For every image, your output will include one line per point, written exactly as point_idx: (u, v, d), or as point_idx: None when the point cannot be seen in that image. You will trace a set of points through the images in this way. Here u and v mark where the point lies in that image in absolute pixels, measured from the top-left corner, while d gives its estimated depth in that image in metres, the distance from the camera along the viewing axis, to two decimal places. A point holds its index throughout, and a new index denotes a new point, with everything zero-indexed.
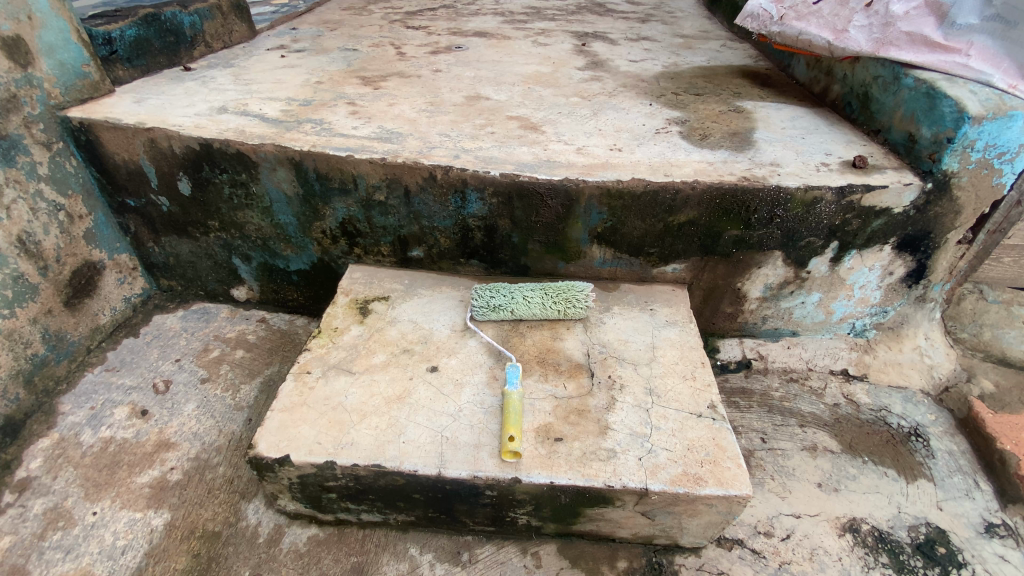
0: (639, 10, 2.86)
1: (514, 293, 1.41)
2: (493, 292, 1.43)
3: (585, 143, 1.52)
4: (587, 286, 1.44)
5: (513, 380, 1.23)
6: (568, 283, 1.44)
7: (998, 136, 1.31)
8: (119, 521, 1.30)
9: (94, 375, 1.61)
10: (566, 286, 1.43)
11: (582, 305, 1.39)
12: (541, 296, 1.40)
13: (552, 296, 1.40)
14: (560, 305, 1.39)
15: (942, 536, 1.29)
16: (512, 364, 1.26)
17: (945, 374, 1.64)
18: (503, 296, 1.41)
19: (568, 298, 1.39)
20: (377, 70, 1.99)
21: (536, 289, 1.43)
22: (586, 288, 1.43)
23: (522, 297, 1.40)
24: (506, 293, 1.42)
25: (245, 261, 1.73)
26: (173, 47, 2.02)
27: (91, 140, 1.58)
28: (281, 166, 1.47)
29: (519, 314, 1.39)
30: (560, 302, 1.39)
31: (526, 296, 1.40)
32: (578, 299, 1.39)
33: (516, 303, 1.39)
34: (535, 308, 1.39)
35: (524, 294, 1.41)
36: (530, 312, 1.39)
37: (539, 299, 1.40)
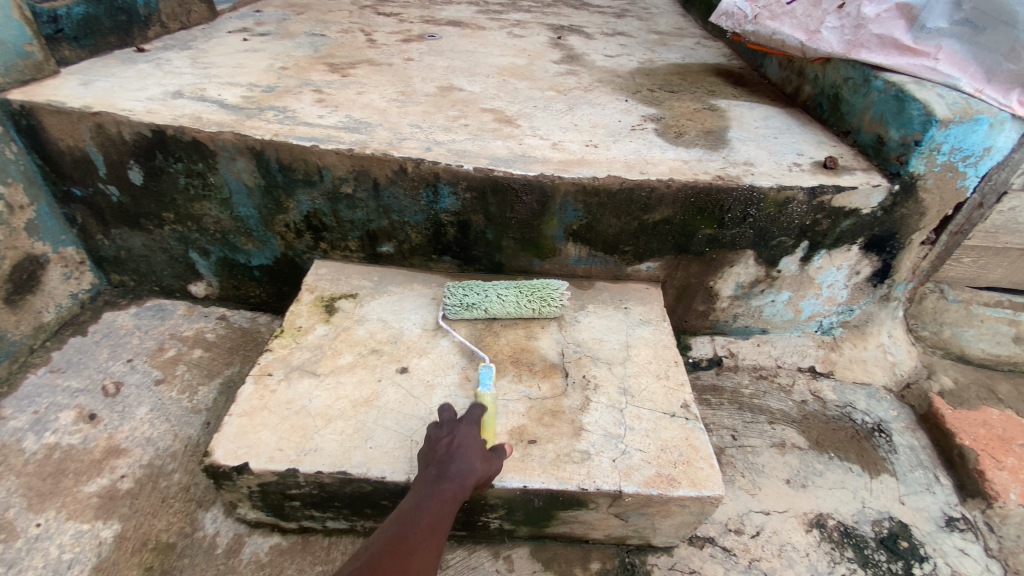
0: (614, 5, 2.85)
1: (488, 292, 1.38)
2: (464, 288, 1.39)
3: (560, 138, 1.49)
4: (562, 284, 1.42)
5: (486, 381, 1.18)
6: (543, 282, 1.42)
7: (963, 139, 1.34)
8: (65, 533, 1.21)
9: (37, 377, 1.50)
10: (541, 284, 1.40)
11: (558, 304, 1.37)
12: (515, 295, 1.37)
13: (527, 295, 1.37)
14: (536, 302, 1.36)
15: (904, 530, 1.33)
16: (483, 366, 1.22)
17: (907, 371, 1.69)
18: (478, 295, 1.37)
19: (543, 297, 1.37)
20: (345, 57, 1.90)
21: (511, 287, 1.39)
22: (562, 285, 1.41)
23: (496, 295, 1.36)
24: (479, 292, 1.38)
25: (203, 255, 1.64)
26: (125, 27, 1.90)
27: (32, 125, 1.46)
28: (240, 156, 1.39)
29: (492, 313, 1.36)
30: (534, 298, 1.37)
31: (500, 295, 1.36)
32: (553, 297, 1.37)
33: (491, 301, 1.35)
34: (509, 307, 1.35)
35: (498, 292, 1.38)
36: (505, 311, 1.36)
37: (512, 296, 1.37)
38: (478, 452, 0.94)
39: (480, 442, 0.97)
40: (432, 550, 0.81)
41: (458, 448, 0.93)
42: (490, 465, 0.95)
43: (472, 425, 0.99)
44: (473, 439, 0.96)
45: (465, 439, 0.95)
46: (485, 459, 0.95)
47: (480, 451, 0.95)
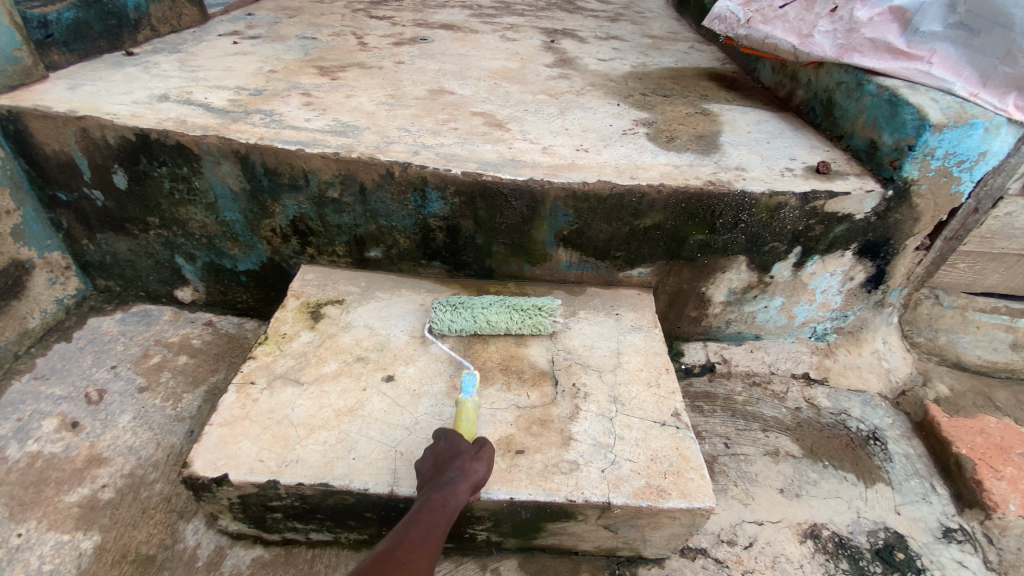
0: (608, 9, 2.84)
1: (479, 314, 1.32)
2: (455, 309, 1.34)
3: (551, 142, 1.48)
4: (556, 305, 1.37)
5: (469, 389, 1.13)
6: (536, 302, 1.36)
7: (957, 144, 1.33)
8: (44, 544, 1.19)
9: (21, 384, 1.48)
10: (534, 305, 1.35)
11: (549, 331, 1.34)
12: (507, 319, 1.32)
13: (519, 320, 1.33)
14: (528, 329, 1.33)
15: (900, 541, 1.30)
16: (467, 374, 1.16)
17: (902, 377, 1.67)
18: (469, 319, 1.32)
19: (535, 323, 1.33)
20: (335, 61, 1.89)
21: (502, 309, 1.34)
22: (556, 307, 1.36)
23: (486, 320, 1.32)
24: (470, 315, 1.32)
25: (189, 260, 1.62)
26: (115, 30, 1.88)
27: (16, 129, 1.44)
28: (225, 160, 1.37)
29: (482, 334, 1.33)
30: (526, 324, 1.33)
31: (492, 320, 1.32)
32: (545, 323, 1.34)
33: (480, 326, 1.32)
34: (499, 330, 1.33)
35: (489, 315, 1.32)
36: (493, 333, 1.33)
37: (504, 320, 1.32)
38: (467, 457, 0.93)
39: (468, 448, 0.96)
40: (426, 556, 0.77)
41: (447, 460, 0.93)
42: (483, 471, 0.93)
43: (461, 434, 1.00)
44: (462, 447, 0.96)
45: (453, 448, 0.95)
46: (477, 463, 0.93)
47: (470, 455, 0.94)
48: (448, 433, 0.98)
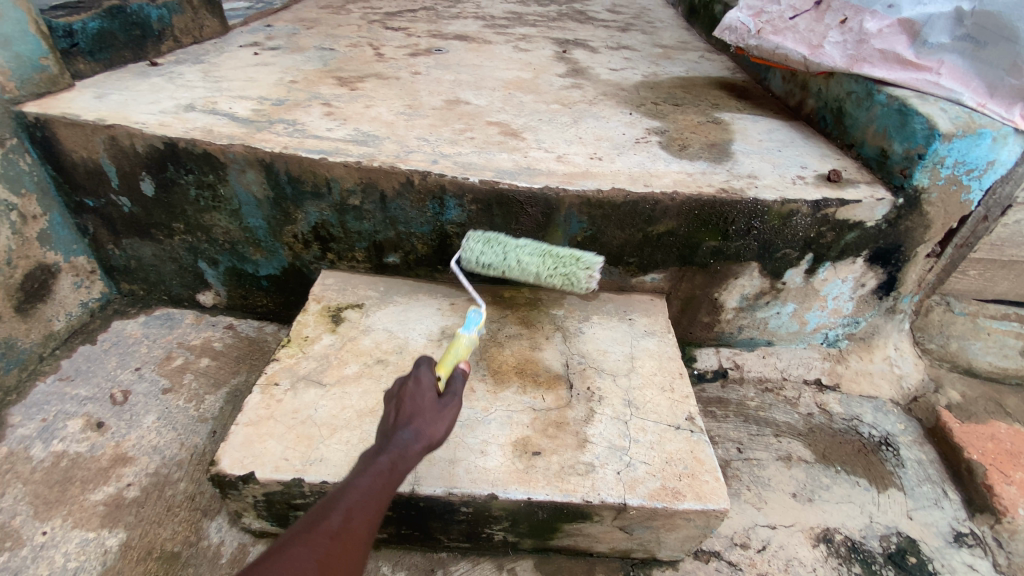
0: (618, 19, 2.88)
1: (512, 254, 1.25)
2: (488, 245, 1.27)
3: (565, 151, 1.51)
4: (595, 259, 1.25)
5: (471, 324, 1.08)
6: (576, 253, 1.26)
7: (966, 153, 1.35)
8: (71, 541, 1.22)
9: (47, 385, 1.52)
10: (573, 255, 1.25)
11: (582, 286, 1.26)
12: (539, 265, 1.24)
13: (552, 267, 1.24)
14: (559, 278, 1.25)
15: (913, 545, 1.31)
16: (473, 311, 1.12)
17: (914, 384, 1.68)
18: (499, 257, 1.26)
19: (568, 275, 1.25)
20: (354, 71, 1.93)
21: (537, 252, 1.25)
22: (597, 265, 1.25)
23: (517, 260, 1.24)
24: (501, 253, 1.26)
25: (212, 265, 1.66)
26: (139, 41, 1.94)
27: (47, 137, 1.49)
28: (250, 168, 1.41)
29: (510, 276, 1.27)
30: (558, 273, 1.25)
31: (523, 262, 1.24)
32: (579, 278, 1.26)
33: (510, 266, 1.25)
34: (529, 274, 1.25)
35: (521, 256, 1.24)
36: (523, 277, 1.26)
37: (536, 265, 1.24)
38: (427, 418, 0.89)
39: (431, 403, 0.91)
40: (366, 522, 0.78)
41: (406, 416, 0.88)
42: (441, 432, 0.90)
43: (427, 381, 0.93)
44: (424, 403, 0.90)
45: (415, 402, 0.90)
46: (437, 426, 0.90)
47: (432, 415, 0.90)
48: (415, 382, 0.92)
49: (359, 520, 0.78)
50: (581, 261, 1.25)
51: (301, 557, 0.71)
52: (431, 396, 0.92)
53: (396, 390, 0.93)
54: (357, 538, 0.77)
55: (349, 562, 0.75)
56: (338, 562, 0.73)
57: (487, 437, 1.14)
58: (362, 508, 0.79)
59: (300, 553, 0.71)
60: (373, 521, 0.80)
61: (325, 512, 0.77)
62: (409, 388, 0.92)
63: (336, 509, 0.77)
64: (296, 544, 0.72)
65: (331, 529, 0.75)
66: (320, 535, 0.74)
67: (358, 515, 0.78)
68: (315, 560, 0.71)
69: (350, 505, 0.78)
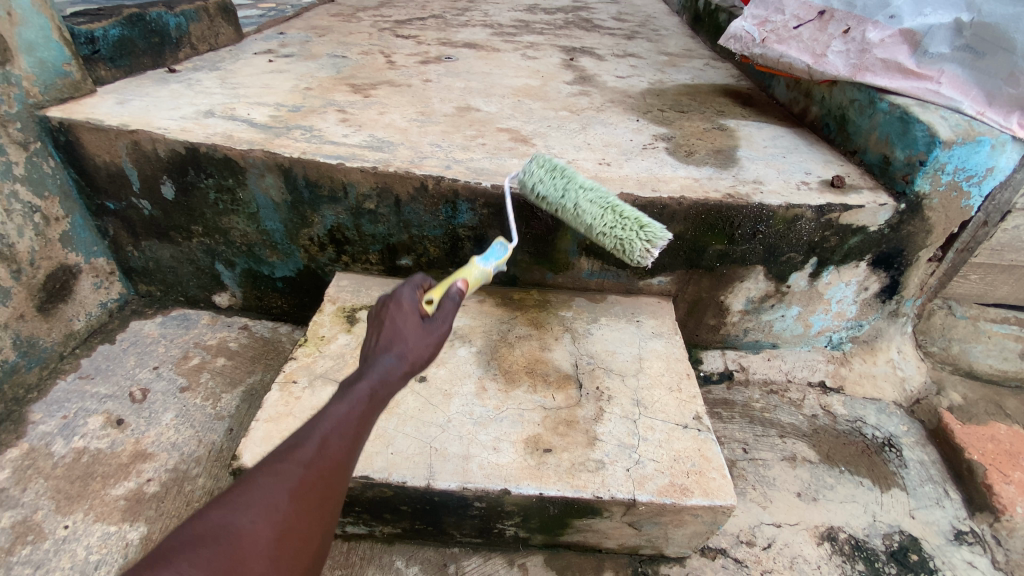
0: (624, 27, 2.93)
1: (573, 193, 1.22)
2: (553, 175, 1.25)
3: (574, 157, 1.55)
4: (660, 236, 1.14)
5: (490, 257, 1.12)
6: (643, 221, 1.16)
7: (967, 159, 1.38)
8: (92, 535, 1.25)
9: (67, 383, 1.56)
10: (638, 222, 1.16)
11: (633, 258, 1.15)
12: (596, 216, 1.18)
13: (609, 224, 1.17)
14: (612, 239, 1.17)
15: (915, 543, 1.34)
16: (497, 244, 1.14)
17: (917, 386, 1.70)
18: (557, 189, 1.23)
19: (623, 240, 1.16)
20: (367, 79, 1.98)
21: (603, 203, 1.20)
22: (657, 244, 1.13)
23: (578, 202, 1.21)
24: (563, 189, 1.23)
25: (228, 267, 1.70)
26: (158, 48, 1.99)
27: (71, 141, 1.54)
28: (269, 173, 1.45)
29: (564, 214, 1.24)
30: (614, 233, 1.16)
31: (579, 204, 1.20)
32: (633, 248, 1.15)
33: (568, 205, 1.22)
34: (582, 220, 1.21)
35: (584, 199, 1.20)
36: (575, 221, 1.22)
37: (594, 214, 1.19)
38: (408, 342, 0.88)
39: (412, 328, 0.90)
40: (343, 447, 0.75)
41: (388, 341, 0.88)
42: (424, 356, 0.90)
43: (408, 306, 0.92)
44: (407, 327, 0.90)
45: (396, 326, 0.90)
46: (417, 350, 0.89)
47: (412, 340, 0.89)
48: (396, 306, 0.92)
49: (333, 446, 0.74)
50: (643, 231, 1.15)
51: (269, 486, 0.67)
52: (412, 323, 0.91)
53: (379, 315, 0.93)
54: (333, 466, 0.73)
55: (327, 490, 0.72)
56: (314, 490, 0.71)
57: (499, 434, 1.17)
58: (337, 434, 0.75)
59: (270, 482, 0.68)
60: (353, 447, 0.77)
61: (297, 439, 0.73)
62: (390, 315, 0.91)
63: (309, 437, 0.74)
64: (263, 473, 0.69)
65: (302, 457, 0.71)
66: (290, 462, 0.70)
67: (332, 441, 0.75)
68: (287, 489, 0.68)
69: (323, 433, 0.75)
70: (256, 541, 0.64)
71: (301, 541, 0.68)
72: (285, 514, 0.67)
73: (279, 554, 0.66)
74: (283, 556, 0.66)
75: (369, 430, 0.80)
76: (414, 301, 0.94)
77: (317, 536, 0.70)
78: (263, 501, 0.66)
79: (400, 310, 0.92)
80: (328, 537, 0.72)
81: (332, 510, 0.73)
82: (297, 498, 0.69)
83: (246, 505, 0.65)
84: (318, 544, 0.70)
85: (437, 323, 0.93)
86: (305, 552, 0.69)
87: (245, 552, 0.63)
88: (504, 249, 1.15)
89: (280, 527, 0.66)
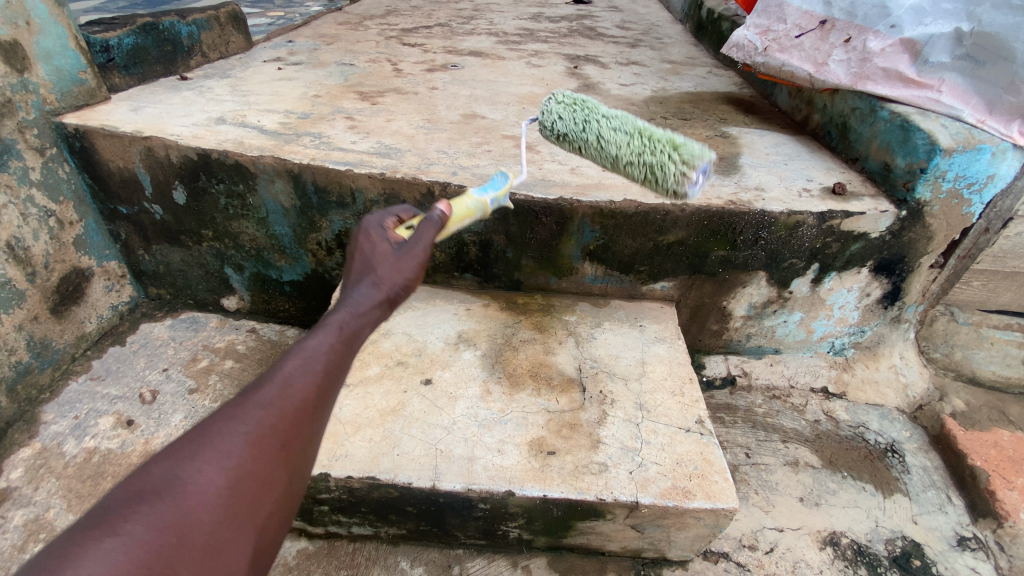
0: (628, 35, 2.97)
1: (596, 124, 1.27)
2: (572, 110, 1.31)
3: (578, 164, 1.57)
4: (699, 155, 1.17)
5: (490, 187, 1.13)
6: (677, 142, 1.20)
7: (967, 167, 1.40)
8: None
9: (78, 384, 1.59)
10: (671, 144, 1.20)
11: (669, 181, 1.19)
12: (624, 144, 1.24)
13: (638, 151, 1.22)
14: (644, 165, 1.22)
15: (917, 549, 1.34)
16: (496, 175, 1.16)
17: (919, 393, 1.71)
18: (577, 123, 1.30)
19: (656, 164, 1.20)
20: (374, 86, 2.01)
21: (631, 131, 1.24)
22: (696, 163, 1.16)
23: (605, 133, 1.26)
24: (584, 122, 1.29)
25: (237, 271, 1.73)
26: (170, 56, 2.03)
27: (85, 147, 1.57)
28: (279, 179, 1.48)
29: (590, 146, 1.29)
30: (646, 157, 1.21)
31: (603, 135, 1.26)
32: (669, 171, 1.18)
33: (594, 138, 1.27)
34: (612, 149, 1.26)
35: (611, 130, 1.26)
36: (602, 151, 1.28)
37: (624, 142, 1.24)
38: (383, 269, 0.90)
39: (386, 257, 0.91)
40: (309, 385, 0.72)
41: (365, 270, 0.90)
42: (402, 285, 0.90)
43: (380, 237, 0.94)
44: (384, 254, 0.91)
45: (371, 258, 0.91)
46: (389, 282, 0.89)
47: (383, 271, 0.90)
48: (371, 236, 0.94)
49: (297, 388, 0.70)
50: (680, 152, 1.18)
51: (222, 429, 0.63)
52: (383, 253, 0.92)
53: (354, 250, 0.95)
54: (296, 409, 0.69)
55: (290, 433, 0.68)
56: (276, 433, 0.66)
57: (503, 436, 1.19)
58: (302, 377, 0.72)
59: (223, 425, 0.63)
60: (320, 387, 0.73)
61: (255, 386, 0.69)
62: (361, 247, 0.94)
63: (270, 379, 0.70)
64: (216, 419, 0.64)
65: (262, 399, 0.67)
66: (248, 407, 0.66)
67: (296, 384, 0.71)
68: (244, 433, 0.64)
69: (285, 376, 0.71)
70: (207, 488, 0.58)
71: (261, 486, 0.63)
72: (241, 457, 0.62)
73: (236, 502, 0.60)
74: (241, 504, 0.61)
75: (339, 374, 0.77)
76: (386, 232, 0.95)
77: (282, 480, 0.66)
78: (217, 447, 0.61)
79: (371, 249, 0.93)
80: (296, 488, 0.68)
81: (297, 457, 0.68)
82: (255, 442, 0.64)
83: (197, 453, 0.60)
84: (282, 493, 0.66)
85: (409, 257, 0.92)
86: (268, 499, 0.64)
87: (195, 500, 0.57)
88: (504, 180, 1.17)
89: (237, 472, 0.61)
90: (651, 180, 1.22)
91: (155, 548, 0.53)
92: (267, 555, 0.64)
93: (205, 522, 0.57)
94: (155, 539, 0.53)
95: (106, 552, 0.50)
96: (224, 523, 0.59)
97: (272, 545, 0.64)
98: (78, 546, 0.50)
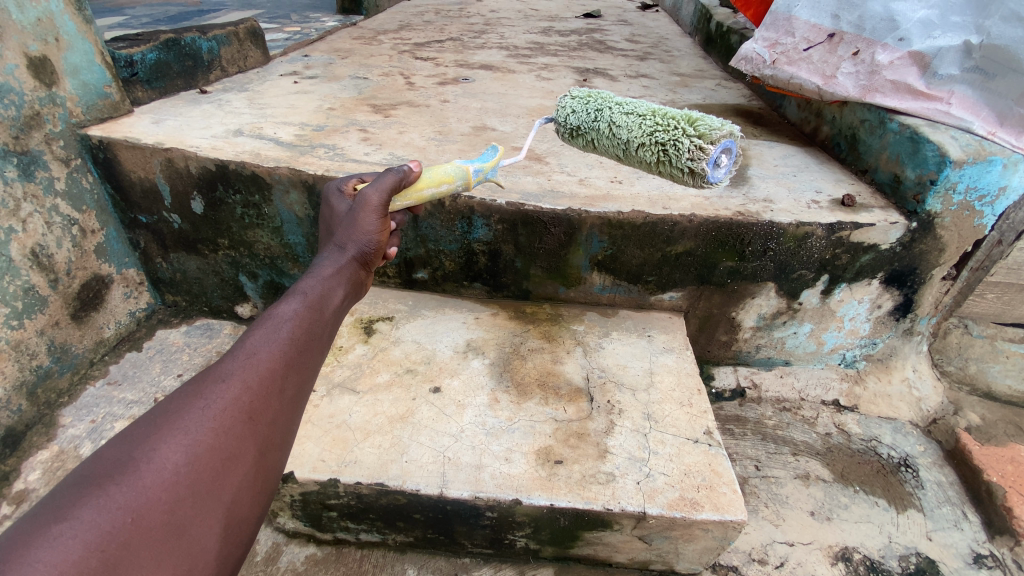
0: (637, 48, 3.00)
1: (607, 112, 1.32)
2: (586, 103, 1.38)
3: (587, 175, 1.59)
4: (719, 128, 1.14)
5: (477, 159, 1.25)
6: (694, 117, 1.19)
7: (978, 178, 1.40)
8: None
9: (95, 389, 1.62)
10: (686, 119, 1.19)
11: (681, 158, 1.16)
12: (636, 126, 1.25)
13: (650, 130, 1.23)
14: (657, 145, 1.21)
15: (932, 566, 1.32)
16: (488, 149, 1.27)
17: (933, 406, 1.68)
18: (590, 113, 1.35)
19: (668, 142, 1.19)
20: (387, 99, 2.06)
21: (644, 115, 1.26)
22: (712, 137, 1.14)
23: (617, 118, 1.29)
24: (596, 112, 1.34)
25: (251, 279, 1.76)
26: (191, 71, 2.10)
27: (109, 158, 1.62)
28: (294, 189, 1.52)
29: (604, 134, 1.33)
30: (657, 136, 1.21)
31: (614, 120, 1.30)
32: (680, 148, 1.16)
33: (607, 124, 1.31)
34: (624, 132, 1.27)
35: (624, 117, 1.29)
36: (614, 136, 1.30)
37: (635, 125, 1.26)
38: (343, 228, 1.05)
39: (343, 218, 1.07)
40: (272, 353, 0.77)
41: (331, 230, 1.09)
42: (365, 240, 1.04)
43: (340, 204, 1.11)
44: (342, 216, 1.07)
45: (335, 224, 1.08)
46: (352, 244, 1.04)
47: (346, 236, 1.04)
48: (334, 201, 1.12)
49: (260, 358, 0.76)
50: (696, 127, 1.17)
51: (183, 407, 0.68)
52: (341, 214, 1.09)
53: (325, 220, 1.13)
54: (259, 380, 0.74)
55: (255, 406, 0.72)
56: (239, 405, 0.71)
57: (511, 444, 1.19)
58: (265, 349, 0.77)
59: (183, 403, 0.68)
60: (285, 356, 0.79)
61: (219, 364, 0.74)
62: (327, 215, 1.12)
63: (234, 355, 0.76)
64: (178, 401, 0.69)
65: (223, 375, 0.72)
66: (209, 386, 0.71)
67: (258, 356, 0.76)
68: (205, 409, 0.68)
69: (246, 352, 0.76)
70: (165, 467, 0.62)
71: (225, 458, 0.67)
72: (201, 432, 0.66)
73: (197, 477, 0.64)
74: (204, 480, 0.65)
75: (306, 341, 0.83)
76: (346, 197, 1.13)
77: (251, 448, 0.70)
78: (176, 427, 0.66)
79: (338, 215, 1.09)
80: (266, 458, 0.72)
81: (265, 428, 0.73)
82: (218, 416, 0.68)
83: (156, 433, 0.64)
84: (250, 465, 0.70)
85: (367, 213, 1.04)
86: (234, 471, 0.68)
87: (152, 480, 0.61)
88: (495, 156, 1.28)
89: (198, 448, 0.65)
90: (665, 160, 1.22)
91: (112, 529, 0.57)
92: (240, 525, 0.68)
93: (163, 500, 0.61)
94: (109, 521, 0.57)
95: (59, 538, 0.54)
96: (190, 498, 0.63)
97: (245, 516, 0.69)
98: (35, 535, 0.54)
